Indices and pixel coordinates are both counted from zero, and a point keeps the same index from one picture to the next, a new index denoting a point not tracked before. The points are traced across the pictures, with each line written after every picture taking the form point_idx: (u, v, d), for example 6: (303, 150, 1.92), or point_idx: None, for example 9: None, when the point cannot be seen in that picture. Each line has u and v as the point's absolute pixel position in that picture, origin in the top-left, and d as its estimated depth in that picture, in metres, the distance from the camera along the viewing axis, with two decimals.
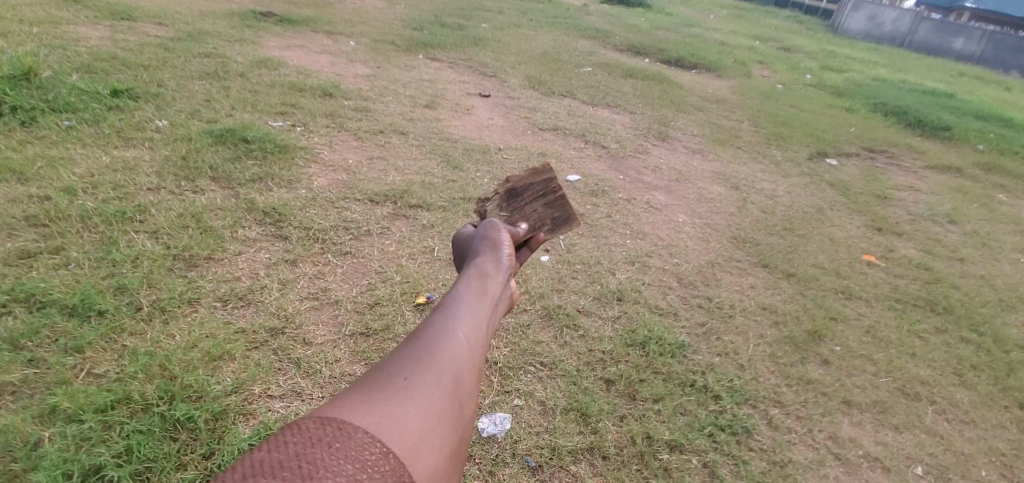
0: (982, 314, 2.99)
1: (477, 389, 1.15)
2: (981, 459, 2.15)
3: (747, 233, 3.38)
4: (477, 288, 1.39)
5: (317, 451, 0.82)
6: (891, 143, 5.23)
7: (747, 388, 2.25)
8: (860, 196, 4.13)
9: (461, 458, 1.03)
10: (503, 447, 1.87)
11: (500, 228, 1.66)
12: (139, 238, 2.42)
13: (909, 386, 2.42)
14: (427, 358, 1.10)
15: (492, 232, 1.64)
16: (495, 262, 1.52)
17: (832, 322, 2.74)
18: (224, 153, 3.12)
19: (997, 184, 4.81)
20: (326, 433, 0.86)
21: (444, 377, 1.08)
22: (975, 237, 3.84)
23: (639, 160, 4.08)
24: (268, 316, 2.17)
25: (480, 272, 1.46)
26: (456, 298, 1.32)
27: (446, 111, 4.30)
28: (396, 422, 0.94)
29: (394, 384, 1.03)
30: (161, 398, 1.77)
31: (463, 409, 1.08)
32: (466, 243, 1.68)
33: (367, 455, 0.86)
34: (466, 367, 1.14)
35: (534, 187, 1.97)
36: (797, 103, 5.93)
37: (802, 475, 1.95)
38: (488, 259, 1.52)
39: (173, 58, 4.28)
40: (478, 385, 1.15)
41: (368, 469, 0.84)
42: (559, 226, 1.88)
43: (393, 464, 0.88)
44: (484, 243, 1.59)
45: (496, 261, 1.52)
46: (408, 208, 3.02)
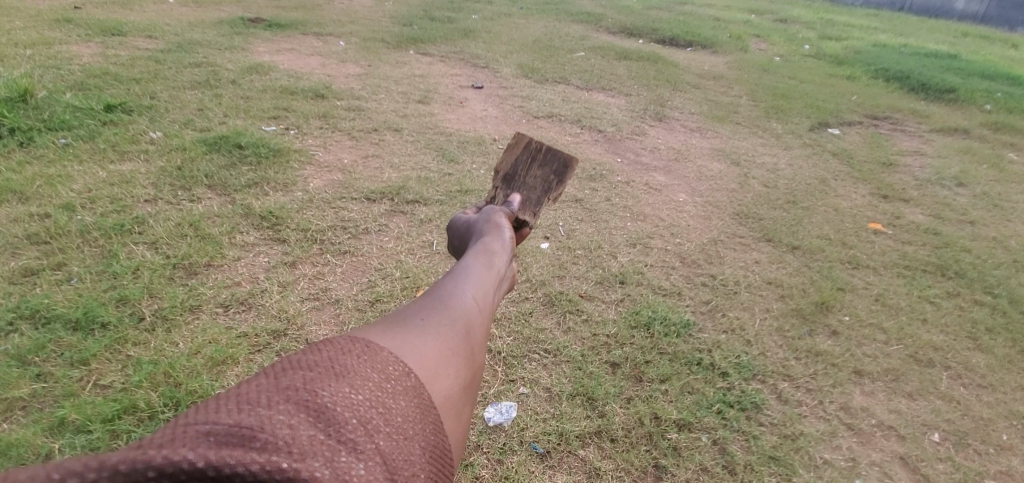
0: (996, 276, 2.93)
1: (484, 339, 1.31)
2: (1001, 423, 2.11)
3: (749, 208, 3.34)
4: (484, 259, 1.58)
5: (348, 358, 0.95)
6: (894, 109, 5.13)
7: (754, 363, 2.23)
8: (865, 164, 4.06)
9: (471, 392, 1.17)
10: (510, 436, 1.86)
11: (501, 214, 1.86)
12: (139, 249, 2.43)
13: (922, 352, 2.38)
14: (441, 308, 1.27)
15: (494, 216, 1.83)
16: (500, 241, 1.72)
17: (840, 292, 2.70)
18: (219, 161, 3.13)
19: (1007, 144, 4.71)
20: (356, 347, 1.00)
21: (455, 324, 1.25)
22: (986, 199, 3.76)
23: (636, 142, 4.04)
24: (269, 319, 2.18)
25: (486, 248, 1.65)
26: (466, 267, 1.51)
27: (439, 106, 4.28)
28: (416, 349, 1.09)
29: (413, 323, 1.19)
30: (166, 405, 1.79)
31: (473, 352, 1.23)
32: (471, 226, 1.86)
33: (392, 367, 0.99)
34: (475, 320, 1.31)
35: (519, 158, 2.17)
36: (796, 74, 5.84)
37: (815, 447, 1.93)
38: (493, 238, 1.72)
39: (165, 70, 4.30)
40: (485, 337, 1.31)
41: (392, 377, 0.97)
42: (565, 174, 2.13)
43: (413, 379, 1.02)
44: (488, 225, 1.79)
45: (500, 240, 1.72)
46: (404, 204, 3.01)
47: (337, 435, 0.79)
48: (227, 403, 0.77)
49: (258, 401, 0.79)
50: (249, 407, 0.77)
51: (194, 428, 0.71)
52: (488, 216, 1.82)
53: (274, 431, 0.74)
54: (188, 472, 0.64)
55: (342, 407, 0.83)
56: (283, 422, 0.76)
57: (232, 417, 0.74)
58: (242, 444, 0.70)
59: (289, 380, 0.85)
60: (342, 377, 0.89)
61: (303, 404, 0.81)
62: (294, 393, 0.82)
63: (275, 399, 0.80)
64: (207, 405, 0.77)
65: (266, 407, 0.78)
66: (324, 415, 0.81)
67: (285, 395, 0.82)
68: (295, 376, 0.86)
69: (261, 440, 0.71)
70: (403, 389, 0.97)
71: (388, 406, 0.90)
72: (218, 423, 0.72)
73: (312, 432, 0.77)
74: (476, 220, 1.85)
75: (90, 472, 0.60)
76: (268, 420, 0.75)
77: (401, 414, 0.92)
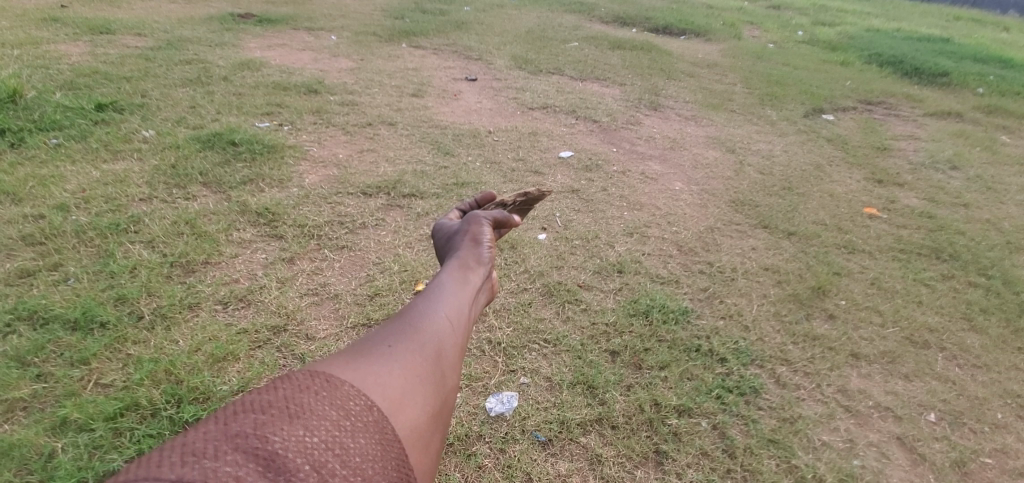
0: (989, 257, 2.96)
1: (456, 360, 1.37)
2: (996, 402, 2.14)
3: (745, 195, 3.35)
4: (458, 278, 1.63)
5: (305, 398, 1.03)
6: (888, 94, 5.13)
7: (753, 349, 2.24)
8: (859, 149, 4.08)
9: (440, 415, 1.24)
10: (512, 425, 1.88)
11: (481, 224, 1.88)
12: (135, 249, 2.43)
13: (917, 334, 2.41)
14: (411, 332, 1.34)
15: (472, 229, 1.86)
16: (476, 255, 1.76)
17: (836, 276, 2.72)
18: (213, 158, 3.11)
19: (1000, 127, 4.72)
20: (316, 383, 1.08)
21: (425, 347, 1.31)
22: (979, 182, 3.78)
23: (631, 131, 4.03)
24: (269, 315, 2.18)
25: (461, 265, 1.70)
26: (439, 284, 1.57)
27: (433, 99, 4.26)
28: (381, 380, 1.17)
29: (382, 349, 1.26)
30: (168, 402, 1.79)
31: (443, 375, 1.30)
32: (450, 237, 1.89)
33: (353, 402, 1.08)
34: (446, 342, 1.37)
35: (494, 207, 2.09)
36: (789, 61, 5.84)
37: (813, 430, 1.95)
38: (469, 253, 1.76)
39: (155, 68, 4.26)
40: (457, 357, 1.38)
41: (351, 413, 1.05)
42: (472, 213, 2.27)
43: (375, 411, 1.09)
44: (466, 238, 1.82)
45: (476, 255, 1.75)
46: (401, 198, 3.00)
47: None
48: (173, 454, 0.85)
49: (205, 451, 0.86)
50: (194, 458, 0.84)
51: (139, 482, 0.79)
52: (466, 229, 1.85)
53: None
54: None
55: (293, 453, 0.91)
56: (230, 474, 0.84)
57: (175, 471, 0.81)
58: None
59: (239, 426, 0.93)
60: (295, 420, 0.97)
61: (252, 452, 0.89)
62: (243, 440, 0.90)
63: (223, 448, 0.88)
64: (155, 456, 0.86)
65: (212, 458, 0.85)
66: (274, 463, 0.88)
67: (234, 442, 0.90)
68: (245, 422, 0.94)
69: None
70: (362, 425, 1.04)
71: (344, 446, 0.98)
72: (160, 479, 0.79)
73: None
74: (455, 232, 1.88)
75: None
76: (214, 471, 0.83)
77: (360, 453, 0.99)
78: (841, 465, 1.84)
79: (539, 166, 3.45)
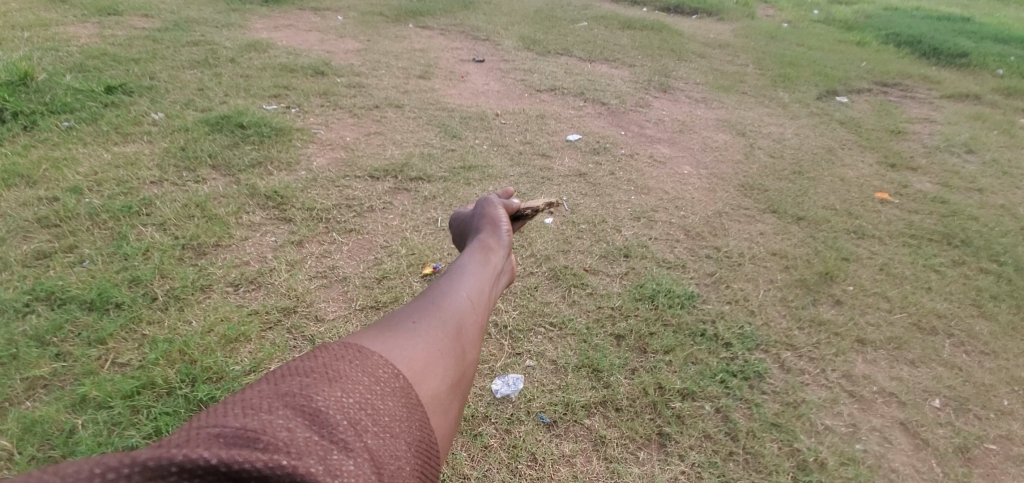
0: (1003, 243, 2.92)
1: (476, 336, 1.40)
2: (1003, 389, 2.14)
3: (754, 179, 3.32)
4: (479, 258, 1.67)
5: (341, 363, 1.07)
6: (905, 75, 5.01)
7: (758, 334, 2.25)
8: (872, 132, 4.01)
9: (461, 389, 1.26)
10: (518, 407, 1.91)
11: (498, 207, 1.96)
12: (147, 231, 2.46)
13: (924, 320, 2.40)
14: (434, 309, 1.37)
15: (491, 211, 1.93)
16: (496, 239, 1.82)
17: (844, 262, 2.70)
18: (222, 141, 3.13)
19: (1019, 110, 4.61)
20: (348, 353, 1.11)
21: (447, 323, 1.34)
22: (995, 166, 3.71)
23: (640, 114, 3.99)
24: (279, 297, 2.21)
25: (482, 247, 1.75)
26: (461, 265, 1.61)
27: (440, 81, 4.23)
28: (406, 352, 1.20)
29: (407, 324, 1.29)
30: (183, 380, 1.84)
31: (464, 351, 1.32)
32: (468, 221, 1.96)
33: (382, 370, 1.10)
34: (467, 319, 1.39)
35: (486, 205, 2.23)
36: (803, 41, 5.71)
37: (816, 414, 1.96)
38: (489, 236, 1.82)
39: (163, 50, 4.27)
40: (478, 334, 1.40)
41: (382, 380, 1.08)
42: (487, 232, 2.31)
43: (402, 379, 1.12)
44: (486, 221, 1.89)
45: (496, 239, 1.81)
46: (408, 182, 3.01)
47: (330, 436, 0.90)
48: (235, 408, 0.91)
49: (260, 406, 0.92)
50: (253, 412, 0.90)
51: (208, 430, 0.86)
52: (485, 212, 1.92)
53: (274, 434, 0.86)
54: (203, 468, 0.79)
55: (334, 410, 0.95)
56: (282, 426, 0.88)
57: (239, 421, 0.87)
58: (247, 445, 0.83)
59: (288, 387, 0.98)
60: (335, 382, 1.01)
61: (300, 408, 0.93)
62: (292, 398, 0.95)
63: (276, 405, 0.93)
64: (218, 409, 0.92)
65: (267, 412, 0.90)
66: (318, 418, 0.92)
67: (285, 400, 0.94)
68: (293, 383, 0.99)
69: (263, 442, 0.84)
70: (391, 390, 1.07)
71: (376, 406, 1.01)
72: (227, 426, 0.86)
73: (307, 434, 0.88)
74: (473, 217, 1.95)
75: (125, 467, 0.75)
76: (269, 424, 0.88)
77: (390, 413, 1.02)
78: (843, 449, 1.86)
79: (547, 149, 3.43)
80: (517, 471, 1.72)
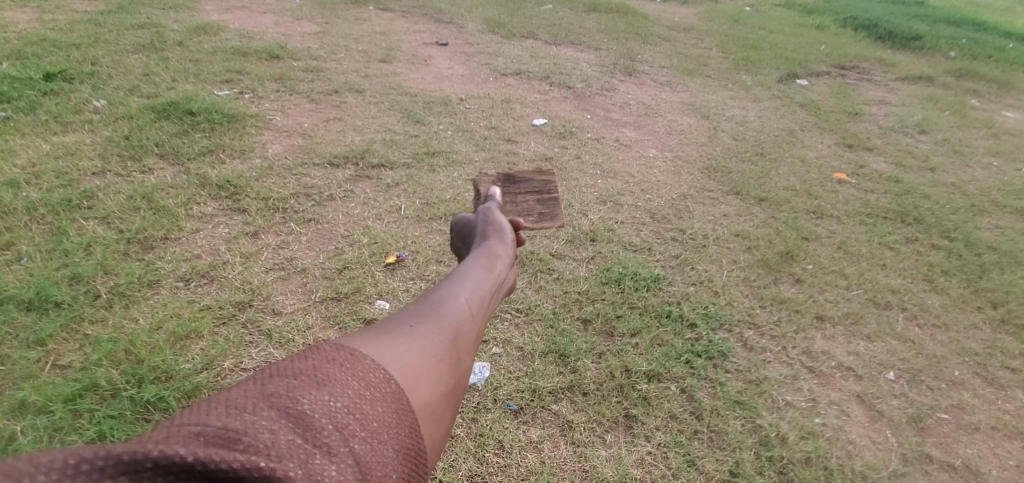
0: (954, 220, 3.04)
1: (473, 346, 1.29)
2: (953, 360, 2.22)
3: (718, 162, 3.35)
4: (482, 265, 1.59)
5: (331, 365, 0.95)
6: (861, 58, 5.14)
7: (722, 313, 2.28)
8: (831, 114, 4.10)
9: (455, 400, 1.15)
10: (484, 395, 1.88)
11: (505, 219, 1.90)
12: (90, 225, 2.32)
13: (880, 296, 2.48)
14: (430, 314, 1.26)
15: (500, 220, 1.88)
16: (500, 247, 1.74)
17: (804, 241, 2.76)
18: (171, 129, 2.97)
19: (968, 90, 4.79)
20: (340, 354, 1.00)
21: (444, 330, 1.23)
22: (946, 145, 3.85)
23: (606, 97, 3.97)
24: (233, 291, 2.12)
25: (486, 254, 1.67)
26: (464, 271, 1.52)
27: (402, 64, 4.12)
28: (399, 355, 1.08)
29: (401, 327, 1.18)
30: (129, 382, 1.74)
31: (460, 360, 1.21)
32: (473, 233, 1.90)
33: (374, 374, 0.99)
34: (465, 327, 1.29)
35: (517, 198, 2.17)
36: (765, 24, 5.79)
37: (777, 391, 2.00)
38: (495, 244, 1.75)
39: (106, 34, 4.02)
40: (475, 343, 1.29)
41: (372, 384, 0.96)
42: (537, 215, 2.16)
43: (394, 385, 1.01)
44: (492, 231, 1.82)
45: (501, 247, 1.74)
46: (370, 169, 2.92)
47: (314, 439, 0.79)
48: (217, 406, 0.79)
49: (244, 405, 0.80)
50: (236, 411, 0.79)
51: (187, 428, 0.74)
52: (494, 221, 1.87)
53: (255, 435, 0.75)
54: (178, 465, 0.68)
55: (321, 413, 0.84)
56: (265, 427, 0.77)
57: (221, 420, 0.76)
58: (226, 445, 0.72)
59: (274, 386, 0.86)
60: (324, 384, 0.90)
61: (285, 410, 0.82)
62: (277, 399, 0.84)
63: (261, 405, 0.81)
64: (197, 407, 0.79)
65: (251, 411, 0.79)
66: (304, 421, 0.81)
67: (270, 400, 0.83)
68: (280, 383, 0.87)
69: (243, 444, 0.73)
70: (383, 394, 0.96)
71: (367, 411, 0.90)
72: (208, 425, 0.74)
73: (291, 437, 0.77)
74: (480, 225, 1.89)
75: (99, 459, 0.64)
76: (252, 424, 0.77)
77: (381, 419, 0.91)
78: (803, 423, 1.90)
79: (512, 133, 3.38)
80: (484, 460, 1.70)
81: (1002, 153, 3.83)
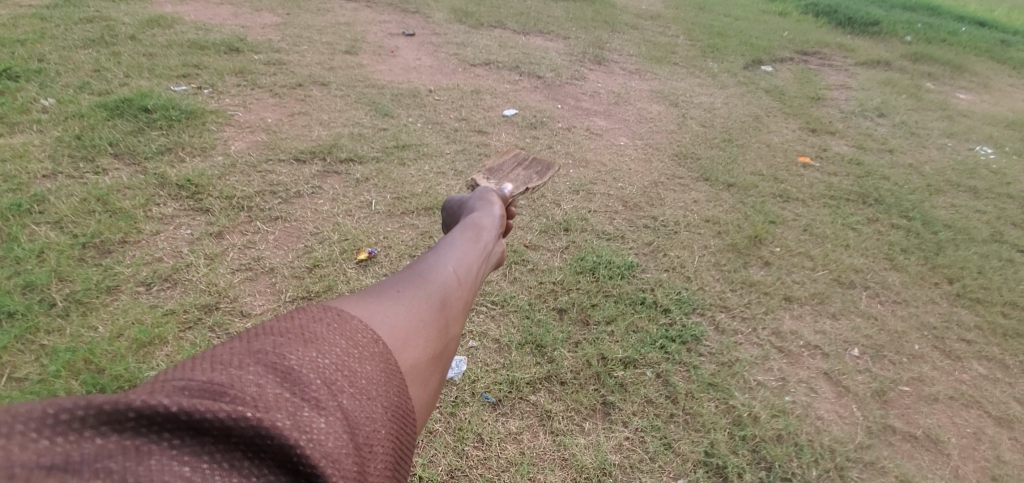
0: (912, 200, 3.15)
1: (460, 312, 1.29)
2: (913, 334, 2.31)
3: (688, 148, 3.39)
4: (470, 236, 1.60)
5: (318, 324, 0.96)
6: (823, 44, 5.26)
7: (694, 298, 2.32)
8: (795, 99, 4.19)
9: (443, 363, 1.15)
10: (462, 389, 1.87)
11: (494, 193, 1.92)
12: (42, 230, 2.21)
13: (844, 275, 2.56)
14: (419, 278, 1.26)
15: (488, 194, 1.89)
16: (488, 219, 1.76)
17: (772, 225, 2.83)
18: (125, 127, 2.85)
19: (924, 74, 4.96)
20: (328, 313, 1.00)
21: (432, 295, 1.23)
22: (904, 128, 3.98)
23: (576, 87, 3.97)
24: (198, 294, 2.05)
25: (473, 225, 1.68)
26: (451, 240, 1.53)
27: (368, 56, 4.02)
28: (387, 317, 1.08)
29: (389, 291, 1.18)
30: (90, 393, 1.66)
31: (448, 324, 1.21)
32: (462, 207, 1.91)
33: (362, 334, 0.99)
34: (453, 293, 1.29)
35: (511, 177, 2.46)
36: (730, 12, 5.86)
37: (749, 371, 2.05)
38: (483, 216, 1.76)
39: (52, 28, 3.80)
40: (462, 309, 1.30)
41: (361, 343, 0.97)
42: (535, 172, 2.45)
43: (381, 345, 1.01)
44: (480, 203, 1.84)
45: (489, 219, 1.76)
46: (338, 164, 2.86)
47: (301, 393, 0.81)
48: (202, 362, 0.81)
49: (230, 360, 0.82)
50: (221, 366, 0.80)
51: (172, 382, 0.76)
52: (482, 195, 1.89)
53: (241, 389, 0.77)
54: (162, 415, 0.70)
55: (308, 368, 0.86)
56: (251, 382, 0.79)
57: (206, 375, 0.78)
58: (211, 397, 0.74)
59: (260, 344, 0.87)
60: (311, 342, 0.91)
61: (271, 366, 0.83)
62: (264, 355, 0.85)
63: (246, 361, 0.83)
64: (184, 364, 0.81)
65: (237, 367, 0.81)
66: (291, 377, 0.83)
67: (256, 357, 0.84)
68: (266, 341, 0.89)
69: (229, 397, 0.75)
70: (371, 354, 0.97)
71: (355, 369, 0.91)
72: (192, 379, 0.76)
73: (277, 391, 0.79)
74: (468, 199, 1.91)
75: (80, 409, 0.67)
76: (238, 378, 0.79)
77: (369, 377, 0.93)
78: (774, 402, 1.95)
79: (482, 124, 3.35)
80: (464, 454, 1.69)
81: (955, 134, 3.98)
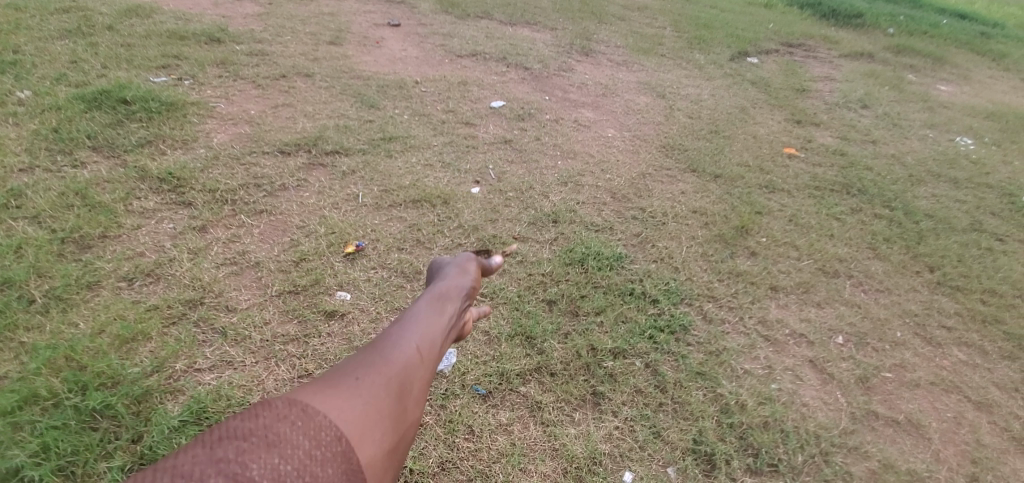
0: (894, 190, 3.20)
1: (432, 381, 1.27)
2: (896, 321, 2.36)
3: (675, 140, 3.41)
4: (450, 285, 1.56)
5: (282, 425, 0.95)
6: (807, 36, 5.30)
7: (682, 288, 2.34)
8: (780, 91, 4.22)
9: (405, 449, 1.14)
10: (452, 381, 1.86)
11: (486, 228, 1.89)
12: (18, 225, 2.14)
13: (829, 264, 2.59)
14: (389, 347, 1.23)
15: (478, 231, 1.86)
16: (471, 263, 1.72)
17: (758, 215, 2.85)
18: (104, 119, 2.77)
19: (905, 66, 5.02)
20: (292, 411, 0.98)
21: (404, 363, 1.21)
22: (886, 119, 4.03)
23: (563, 78, 3.96)
24: (182, 289, 2.01)
25: (456, 272, 1.65)
26: (431, 295, 1.50)
27: (353, 47, 3.97)
28: (353, 406, 1.06)
29: (358, 368, 1.15)
30: (71, 390, 1.62)
31: (417, 401, 1.20)
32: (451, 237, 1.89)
33: (325, 433, 0.98)
34: (425, 362, 1.27)
35: None
36: (716, 4, 5.88)
37: (736, 360, 2.07)
38: (467, 259, 1.73)
39: (25, 18, 3.68)
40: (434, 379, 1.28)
41: (322, 443, 0.95)
42: None
43: (344, 443, 0.99)
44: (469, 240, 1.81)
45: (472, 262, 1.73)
46: (324, 156, 2.82)
47: None
48: (161, 477, 0.80)
49: (191, 473, 0.82)
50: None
51: None
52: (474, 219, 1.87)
53: None
54: None
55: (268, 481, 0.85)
56: None
57: None
58: None
59: (223, 451, 0.87)
60: (274, 446, 0.90)
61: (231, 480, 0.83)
62: (225, 465, 0.84)
63: (207, 472, 0.82)
64: (144, 478, 0.81)
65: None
66: None
67: (218, 466, 0.84)
68: (229, 446, 0.88)
69: None
70: (333, 454, 0.96)
71: (315, 475, 0.90)
72: None
73: None
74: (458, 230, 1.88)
75: None
76: None
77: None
78: (761, 389, 1.98)
79: (470, 116, 3.33)
80: (455, 445, 1.69)
81: (936, 125, 4.04)
